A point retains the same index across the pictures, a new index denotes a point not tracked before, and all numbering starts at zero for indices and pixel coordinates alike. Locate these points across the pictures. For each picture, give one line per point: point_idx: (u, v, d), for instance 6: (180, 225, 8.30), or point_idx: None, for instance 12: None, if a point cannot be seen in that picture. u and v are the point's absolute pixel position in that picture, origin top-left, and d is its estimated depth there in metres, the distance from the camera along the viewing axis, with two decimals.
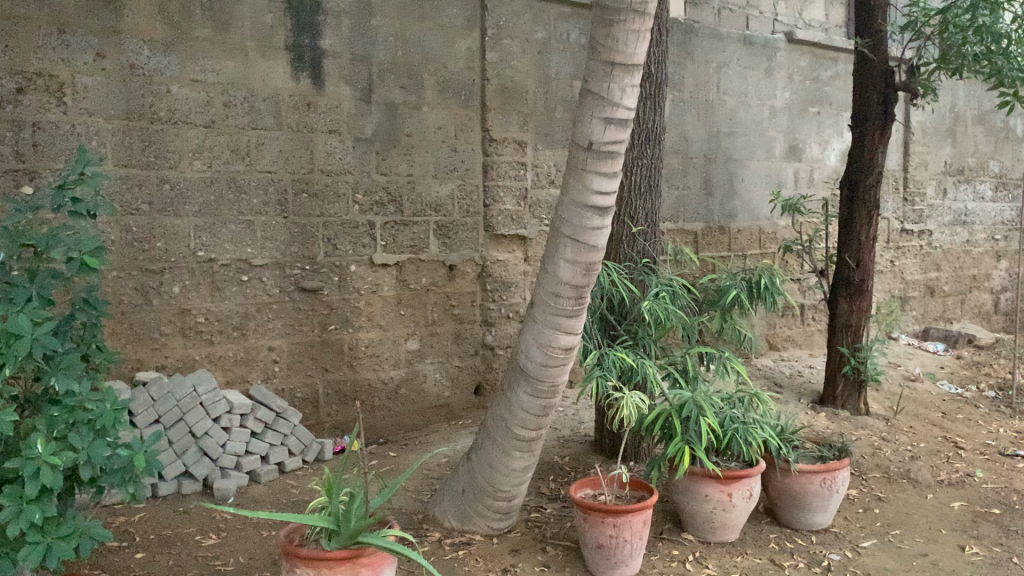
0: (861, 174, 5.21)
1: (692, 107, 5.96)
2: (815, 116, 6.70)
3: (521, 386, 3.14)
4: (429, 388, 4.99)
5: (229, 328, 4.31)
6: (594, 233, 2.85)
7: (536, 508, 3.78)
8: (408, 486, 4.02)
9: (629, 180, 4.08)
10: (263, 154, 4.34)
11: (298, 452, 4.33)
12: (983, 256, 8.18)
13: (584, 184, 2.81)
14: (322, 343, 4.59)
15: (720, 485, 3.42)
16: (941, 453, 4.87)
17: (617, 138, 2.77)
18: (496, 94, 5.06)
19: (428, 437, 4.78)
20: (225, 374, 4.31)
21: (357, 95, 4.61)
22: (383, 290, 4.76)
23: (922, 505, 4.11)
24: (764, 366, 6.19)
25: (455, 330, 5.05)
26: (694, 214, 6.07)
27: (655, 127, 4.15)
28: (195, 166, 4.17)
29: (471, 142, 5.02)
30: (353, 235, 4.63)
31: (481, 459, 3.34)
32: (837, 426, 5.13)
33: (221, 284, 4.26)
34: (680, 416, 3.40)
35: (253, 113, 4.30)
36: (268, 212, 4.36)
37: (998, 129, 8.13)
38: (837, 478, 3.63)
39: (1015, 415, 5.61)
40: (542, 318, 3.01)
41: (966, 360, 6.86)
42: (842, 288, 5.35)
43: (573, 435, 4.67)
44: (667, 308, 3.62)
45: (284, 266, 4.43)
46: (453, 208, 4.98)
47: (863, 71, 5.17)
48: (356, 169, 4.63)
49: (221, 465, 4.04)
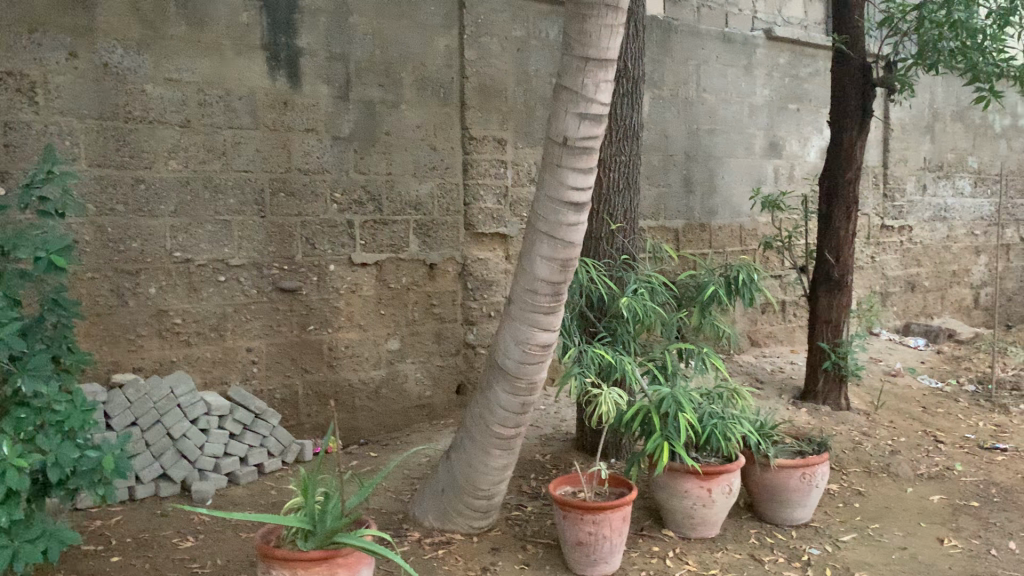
0: (840, 170, 5.22)
1: (672, 105, 5.96)
2: (795, 113, 6.72)
3: (499, 384, 3.12)
4: (410, 387, 4.97)
5: (206, 329, 4.27)
6: (570, 230, 2.84)
7: (517, 506, 3.76)
8: (388, 486, 4.00)
9: (607, 177, 4.07)
10: (240, 153, 4.31)
11: (278, 453, 4.31)
12: (963, 251, 8.23)
13: (560, 180, 2.80)
14: (302, 344, 4.56)
15: (700, 480, 3.42)
16: (921, 447, 4.89)
17: (592, 134, 2.76)
18: (475, 93, 5.05)
19: (409, 437, 4.76)
20: (203, 376, 4.28)
21: (335, 93, 4.58)
22: (363, 290, 4.74)
23: (902, 499, 4.13)
24: (746, 363, 6.20)
25: (436, 329, 5.04)
26: (675, 212, 6.07)
27: (633, 123, 4.15)
28: (170, 165, 4.13)
29: (450, 140, 5.00)
30: (331, 234, 4.60)
31: (460, 458, 3.32)
32: (818, 421, 5.14)
33: (198, 284, 4.23)
34: (659, 413, 3.39)
35: (229, 113, 4.27)
36: (245, 212, 4.33)
37: (977, 125, 8.18)
38: (816, 473, 3.63)
39: (994, 409, 5.64)
40: (520, 315, 2.99)
41: (946, 354, 6.89)
42: (822, 283, 5.36)
43: (555, 434, 4.66)
44: (646, 304, 3.62)
45: (262, 265, 4.40)
46: (433, 207, 4.96)
47: (841, 68, 5.19)
48: (334, 168, 4.60)
49: (200, 467, 4.01)
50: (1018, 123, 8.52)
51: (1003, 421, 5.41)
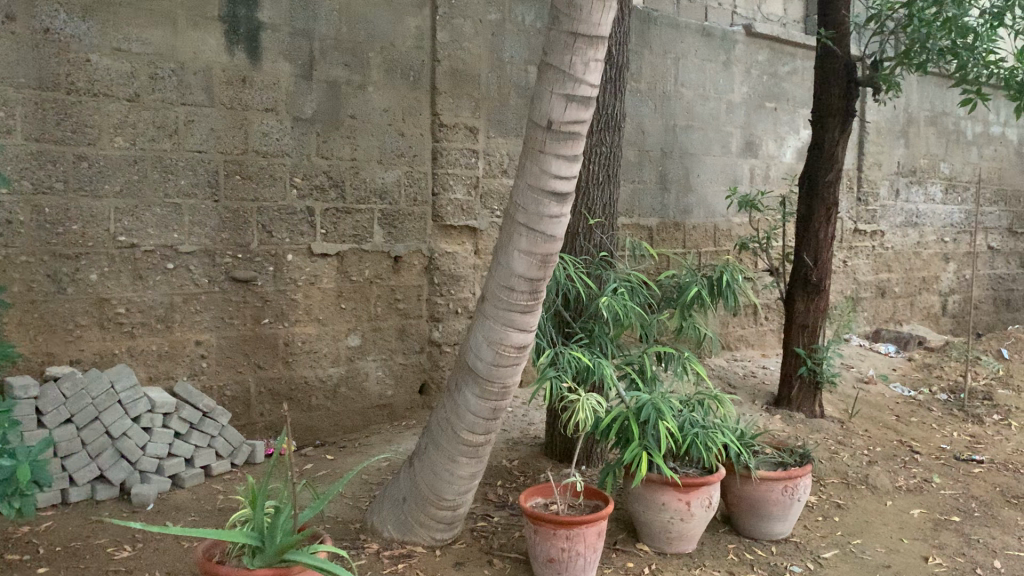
0: (821, 171, 5.07)
1: (649, 99, 5.77)
2: (772, 112, 6.56)
3: (469, 387, 2.89)
4: (370, 386, 4.71)
5: (152, 320, 3.97)
6: (552, 222, 2.61)
7: (483, 517, 3.53)
8: (345, 492, 3.74)
9: (587, 169, 3.86)
10: (193, 132, 4.01)
11: (226, 454, 4.02)
12: (933, 258, 8.16)
13: (542, 168, 2.57)
14: (255, 338, 4.28)
15: (679, 493, 3.22)
16: (897, 457, 4.76)
17: (579, 118, 2.53)
18: (447, 77, 4.79)
19: (369, 439, 4.50)
20: (147, 370, 3.98)
21: (297, 72, 4.30)
22: (323, 282, 4.47)
23: (882, 513, 3.97)
24: (718, 367, 6.03)
25: (399, 326, 4.78)
26: (650, 209, 5.88)
27: (614, 113, 3.94)
28: (116, 143, 3.82)
29: (419, 127, 4.74)
30: (290, 222, 4.32)
31: (424, 465, 3.08)
32: (792, 429, 4.98)
33: (144, 271, 3.93)
34: (638, 420, 3.19)
35: (182, 88, 3.97)
36: (197, 194, 4.04)
37: (950, 132, 8.11)
38: (798, 486, 3.46)
39: (968, 420, 5.53)
40: (493, 314, 2.76)
41: (918, 361, 6.80)
42: (799, 287, 5.21)
43: (523, 438, 4.44)
44: (626, 304, 3.41)
45: (213, 253, 4.11)
46: (399, 196, 4.70)
47: (825, 64, 5.03)
48: (295, 151, 4.32)
49: (141, 468, 3.73)
50: (990, 131, 8.48)
51: (977, 432, 5.30)
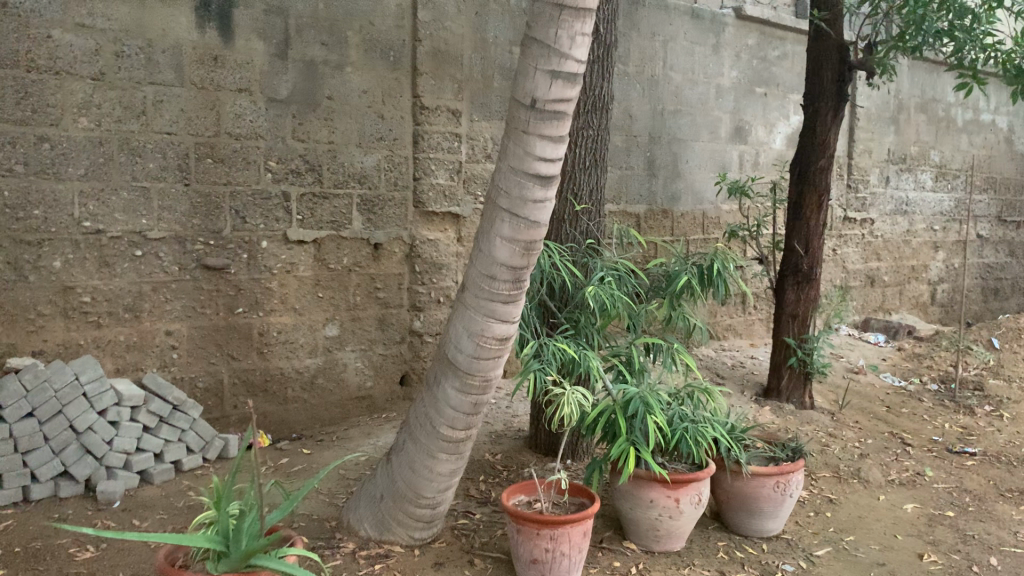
0: (813, 156, 4.94)
1: (637, 83, 5.62)
2: (762, 97, 6.43)
3: (448, 381, 2.75)
4: (349, 377, 4.56)
5: (119, 309, 3.81)
6: (536, 207, 2.47)
7: (464, 514, 3.40)
8: (321, 488, 3.61)
9: (573, 153, 3.72)
10: (162, 113, 3.84)
11: (198, 449, 3.87)
12: (922, 246, 8.08)
13: (526, 149, 2.42)
14: (228, 328, 4.12)
15: (667, 490, 3.10)
16: (889, 450, 4.66)
17: (565, 97, 2.39)
18: (429, 58, 4.63)
19: (347, 433, 4.36)
20: (115, 361, 3.82)
21: (272, 51, 4.13)
22: (299, 270, 4.31)
23: (874, 508, 3.87)
24: (706, 357, 5.91)
25: (379, 315, 4.63)
26: (637, 196, 5.75)
27: (602, 95, 3.79)
28: (80, 123, 3.65)
29: (399, 109, 4.58)
30: (264, 207, 4.15)
31: (402, 461, 2.94)
32: (782, 421, 4.87)
33: (110, 259, 3.76)
34: (625, 414, 3.06)
35: (150, 66, 3.79)
36: (166, 178, 3.87)
37: (940, 119, 8.01)
38: (791, 481, 3.34)
39: (960, 411, 5.44)
40: (474, 303, 2.62)
41: (908, 351, 6.70)
42: (789, 275, 5.09)
43: (506, 431, 4.31)
44: (613, 294, 3.27)
45: (184, 240, 3.94)
46: (379, 181, 4.54)
47: (817, 47, 4.90)
48: (269, 134, 4.15)
49: (107, 464, 3.57)
50: (980, 118, 8.38)
51: (969, 424, 5.21)
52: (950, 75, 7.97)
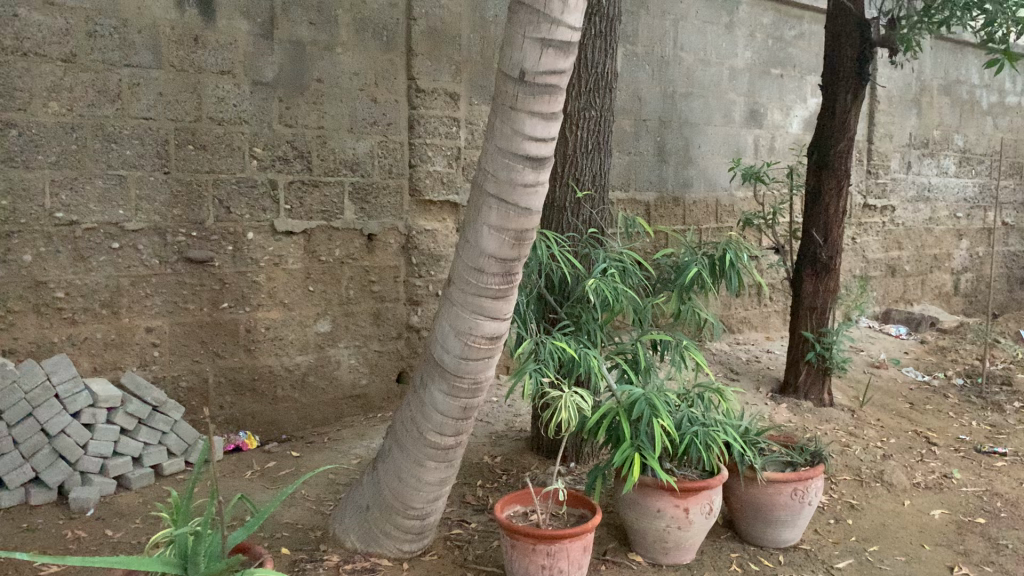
0: (832, 139, 4.67)
1: (646, 64, 5.36)
2: (778, 80, 6.15)
3: (436, 384, 2.52)
4: (342, 375, 4.34)
5: (96, 305, 3.61)
6: (527, 193, 2.23)
7: (458, 523, 3.17)
8: (307, 495, 3.39)
9: (574, 136, 3.48)
10: (139, 97, 3.62)
11: (179, 452, 3.67)
12: (945, 235, 7.79)
13: (514, 127, 2.18)
14: (213, 324, 3.91)
15: (676, 499, 2.87)
16: (913, 450, 4.39)
17: (556, 68, 2.14)
18: (424, 38, 4.39)
19: (339, 434, 4.15)
20: (91, 360, 3.61)
21: (256, 30, 3.90)
22: (288, 263, 4.09)
23: (899, 514, 3.62)
24: (720, 351, 5.66)
25: (374, 309, 4.41)
26: (647, 183, 5.49)
27: (606, 73, 3.54)
28: (50, 108, 3.43)
29: (393, 92, 4.34)
30: (250, 196, 3.93)
31: (389, 469, 2.71)
32: (800, 420, 4.61)
33: (86, 251, 3.56)
34: (630, 417, 2.82)
35: (125, 47, 3.57)
36: (144, 166, 3.65)
37: (964, 101, 7.70)
38: (810, 489, 3.10)
39: (988, 407, 5.17)
40: (461, 299, 2.39)
41: (931, 344, 6.42)
42: (807, 265, 4.83)
43: (507, 431, 4.08)
44: (616, 287, 3.03)
45: (165, 231, 3.73)
46: (373, 168, 4.32)
47: (838, 23, 4.64)
48: (254, 118, 3.92)
49: (82, 469, 3.38)
50: (1005, 101, 8.05)
51: (998, 421, 4.94)
52: (975, 55, 7.65)
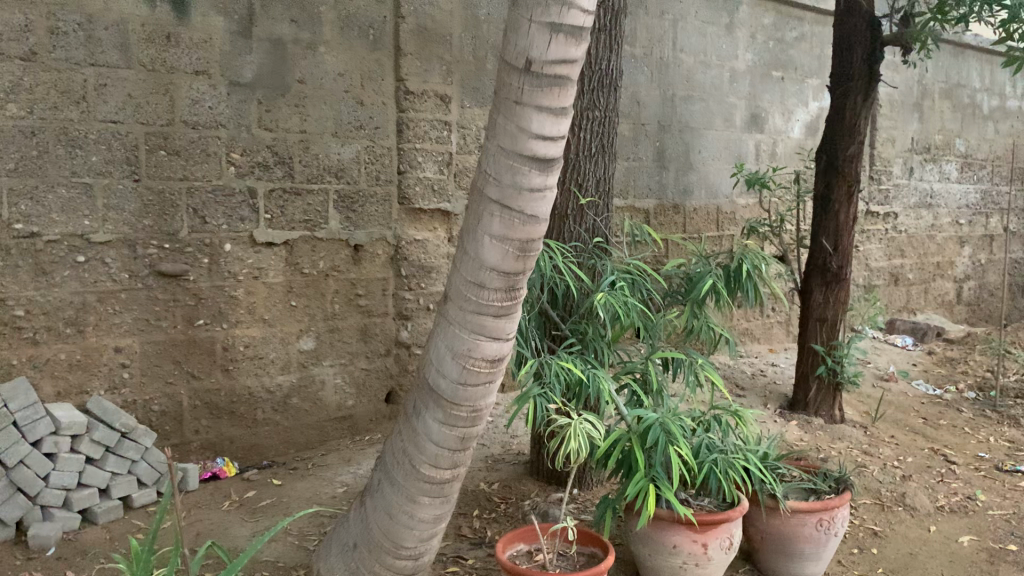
0: (842, 143, 4.46)
1: (645, 66, 5.13)
2: (779, 82, 5.93)
3: (430, 411, 2.26)
4: (327, 396, 4.08)
5: (60, 323, 3.33)
6: (534, 198, 1.98)
7: (454, 560, 2.91)
8: (289, 529, 3.13)
9: (576, 137, 3.25)
10: (105, 98, 3.35)
11: (150, 482, 3.39)
12: (948, 242, 7.59)
13: (519, 124, 1.94)
14: (188, 343, 3.63)
15: (693, 533, 2.62)
16: (932, 469, 4.16)
17: (567, 58, 1.90)
18: (413, 36, 4.14)
19: (324, 460, 3.89)
20: (55, 384, 3.33)
21: (233, 28, 3.64)
22: (269, 276, 3.82)
23: (926, 542, 3.38)
24: (723, 365, 5.43)
25: (361, 325, 4.15)
26: (646, 189, 5.26)
27: (610, 70, 3.31)
28: (7, 110, 3.16)
29: (380, 94, 4.10)
30: (227, 205, 3.67)
31: (379, 504, 2.42)
32: (812, 438, 4.38)
33: (48, 266, 3.29)
34: (644, 445, 2.58)
35: (91, 45, 3.31)
36: (113, 173, 3.38)
37: (966, 106, 7.51)
38: (836, 519, 2.86)
39: (1004, 422, 4.95)
40: (458, 318, 2.13)
41: (939, 355, 6.21)
42: (817, 275, 4.60)
43: (504, 455, 3.83)
44: (627, 302, 2.80)
45: (134, 244, 3.46)
46: (359, 174, 4.06)
47: (847, 20, 4.42)
48: (232, 122, 3.66)
49: (42, 503, 3.09)
50: (1006, 105, 7.88)
51: (1016, 437, 4.72)
52: (976, 58, 7.47)
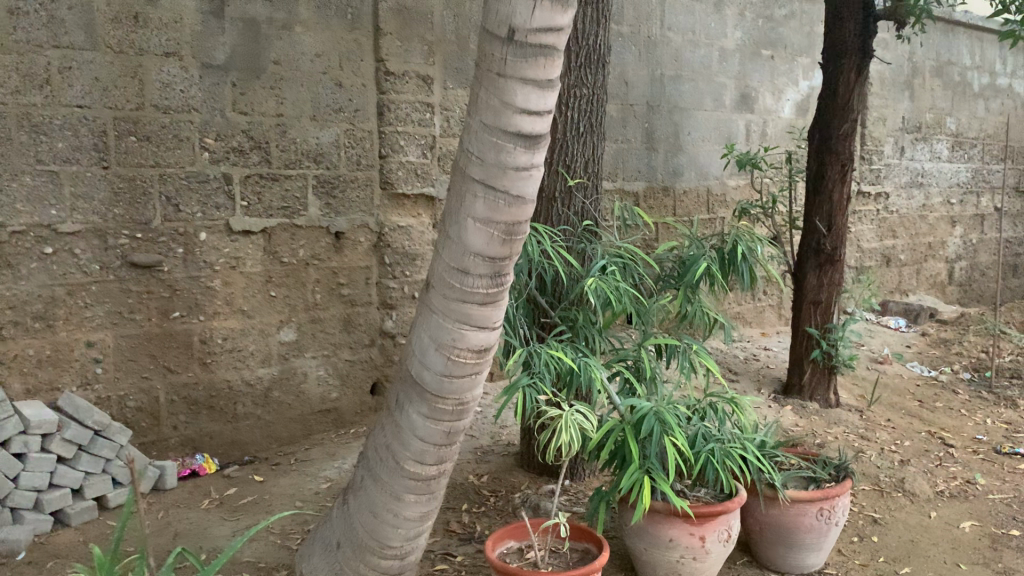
0: (835, 122, 4.35)
1: (632, 45, 5.01)
2: (769, 61, 5.81)
3: (414, 405, 2.14)
4: (310, 389, 3.96)
5: (27, 318, 3.19)
6: (519, 178, 1.86)
7: (443, 557, 2.80)
8: (271, 528, 3.01)
9: (564, 116, 3.15)
10: (70, 82, 3.21)
11: (126, 481, 3.26)
12: (939, 222, 7.51)
13: (503, 98, 1.81)
14: (164, 336, 3.50)
15: (690, 526, 2.52)
16: (930, 453, 4.08)
17: (552, 25, 1.78)
18: (393, 16, 4.00)
19: (308, 454, 3.77)
20: (24, 380, 3.20)
21: (204, 7, 3.49)
22: (246, 265, 3.69)
23: (928, 528, 3.30)
24: (716, 350, 5.35)
25: (344, 315, 4.03)
26: (635, 171, 5.15)
27: (599, 46, 3.19)
28: None
29: (360, 77, 3.96)
30: (201, 192, 3.53)
31: (362, 502, 2.30)
32: (808, 423, 4.29)
33: (14, 258, 3.14)
34: (638, 436, 2.47)
35: (54, 26, 3.16)
36: (80, 160, 3.24)
37: (956, 84, 7.42)
38: (836, 508, 2.77)
39: (1000, 403, 4.88)
40: (441, 306, 2.02)
41: (932, 337, 6.14)
42: (811, 257, 4.50)
43: (493, 446, 3.72)
44: (618, 286, 2.68)
45: (105, 234, 3.33)
46: (340, 159, 3.93)
47: None
48: (205, 106, 3.52)
49: (12, 505, 2.96)
50: (997, 82, 7.79)
51: (1013, 418, 4.65)
52: (966, 35, 7.37)
